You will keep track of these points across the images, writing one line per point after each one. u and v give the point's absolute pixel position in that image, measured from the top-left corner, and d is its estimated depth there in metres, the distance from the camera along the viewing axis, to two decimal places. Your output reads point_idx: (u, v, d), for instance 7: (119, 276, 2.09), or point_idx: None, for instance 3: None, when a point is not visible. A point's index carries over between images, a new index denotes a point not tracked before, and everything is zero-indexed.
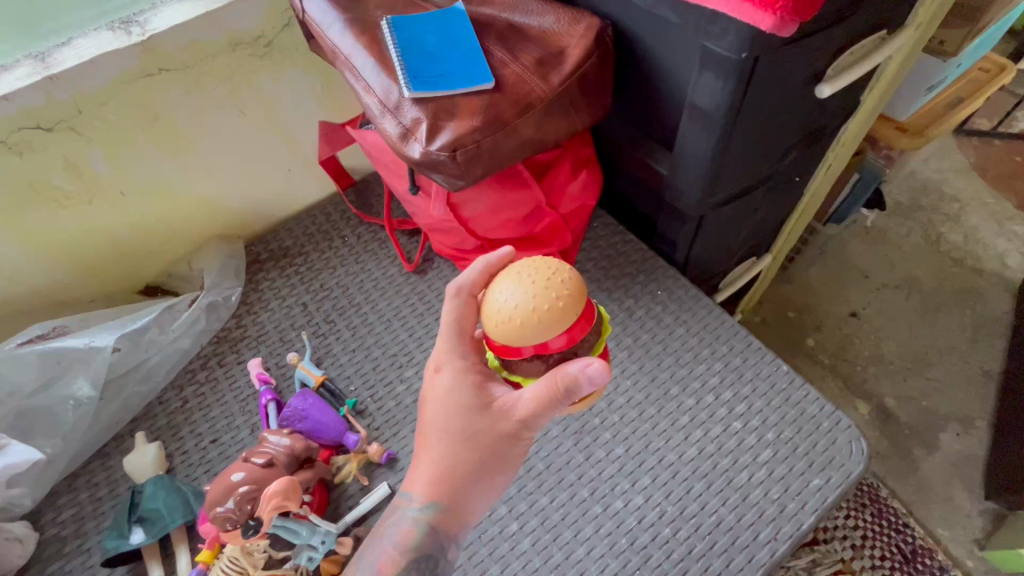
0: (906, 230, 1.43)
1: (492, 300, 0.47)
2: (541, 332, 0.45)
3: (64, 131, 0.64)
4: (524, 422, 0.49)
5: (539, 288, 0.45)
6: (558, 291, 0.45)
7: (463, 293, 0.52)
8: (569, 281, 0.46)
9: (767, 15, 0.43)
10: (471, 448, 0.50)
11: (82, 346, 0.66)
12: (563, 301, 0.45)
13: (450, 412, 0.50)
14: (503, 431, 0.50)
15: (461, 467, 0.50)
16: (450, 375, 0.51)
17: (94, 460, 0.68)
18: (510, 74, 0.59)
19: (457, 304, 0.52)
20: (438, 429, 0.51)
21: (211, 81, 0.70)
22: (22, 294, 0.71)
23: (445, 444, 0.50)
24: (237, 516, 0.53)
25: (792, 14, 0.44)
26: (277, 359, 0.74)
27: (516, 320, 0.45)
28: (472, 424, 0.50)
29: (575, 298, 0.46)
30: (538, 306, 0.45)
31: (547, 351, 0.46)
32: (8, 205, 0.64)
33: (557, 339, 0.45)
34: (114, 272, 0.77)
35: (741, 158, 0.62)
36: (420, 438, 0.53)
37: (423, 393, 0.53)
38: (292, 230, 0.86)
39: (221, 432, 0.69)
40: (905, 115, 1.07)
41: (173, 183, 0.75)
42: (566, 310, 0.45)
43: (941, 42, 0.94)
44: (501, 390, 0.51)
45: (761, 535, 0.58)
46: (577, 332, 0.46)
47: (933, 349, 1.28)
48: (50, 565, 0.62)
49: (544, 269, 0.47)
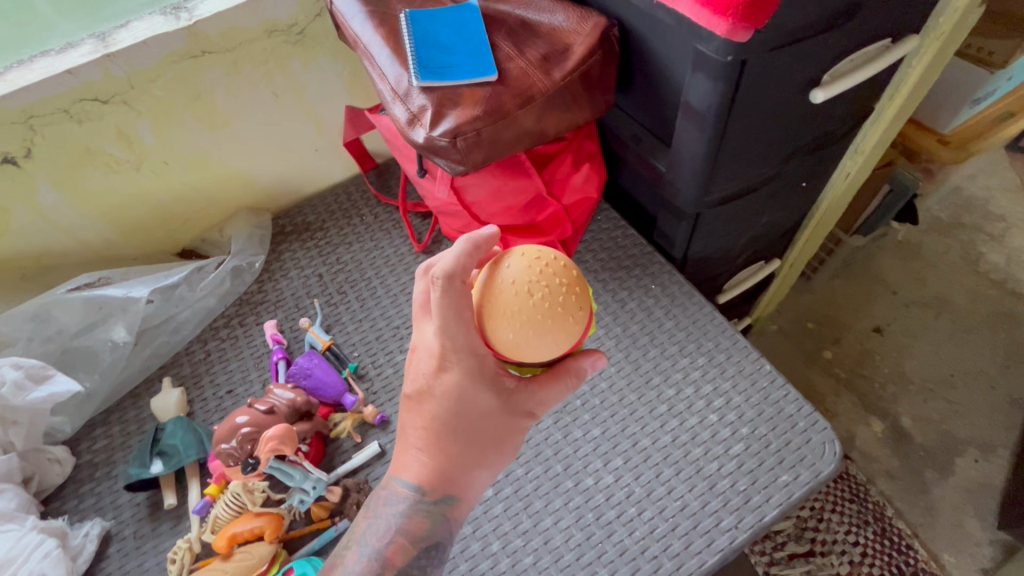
0: (943, 247, 1.38)
1: (501, 313, 0.46)
2: (567, 343, 0.47)
3: (117, 103, 0.71)
4: (535, 410, 0.53)
5: (551, 304, 0.45)
6: (573, 313, 0.46)
7: (455, 282, 0.47)
8: (579, 299, 0.47)
9: (721, 20, 0.46)
10: (486, 443, 0.52)
11: (121, 295, 0.74)
12: (580, 318, 0.47)
13: (463, 411, 0.50)
14: (517, 421, 0.52)
15: (471, 461, 0.52)
16: (459, 373, 0.48)
17: (126, 400, 0.76)
18: (515, 68, 0.63)
19: (451, 294, 0.47)
20: (449, 426, 0.50)
21: (248, 64, 0.77)
22: (76, 248, 0.80)
23: (457, 440, 0.51)
24: (239, 454, 0.60)
25: (747, 21, 0.46)
26: (291, 323, 0.81)
27: (530, 341, 0.46)
28: (490, 419, 0.51)
29: (584, 315, 0.48)
30: (554, 324, 0.45)
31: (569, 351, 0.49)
32: (68, 168, 0.73)
33: (568, 348, 0.48)
34: (155, 234, 0.86)
35: (736, 159, 0.64)
36: (423, 433, 0.51)
37: (425, 387, 0.50)
38: (316, 207, 0.92)
39: (236, 384, 0.76)
40: (947, 128, 1.05)
41: (210, 155, 0.82)
42: (583, 321, 0.47)
43: (990, 51, 0.92)
44: (513, 380, 0.51)
45: (723, 523, 0.60)
46: (585, 335, 0.49)
47: (958, 372, 1.24)
48: (83, 486, 0.70)
49: (556, 279, 0.46)
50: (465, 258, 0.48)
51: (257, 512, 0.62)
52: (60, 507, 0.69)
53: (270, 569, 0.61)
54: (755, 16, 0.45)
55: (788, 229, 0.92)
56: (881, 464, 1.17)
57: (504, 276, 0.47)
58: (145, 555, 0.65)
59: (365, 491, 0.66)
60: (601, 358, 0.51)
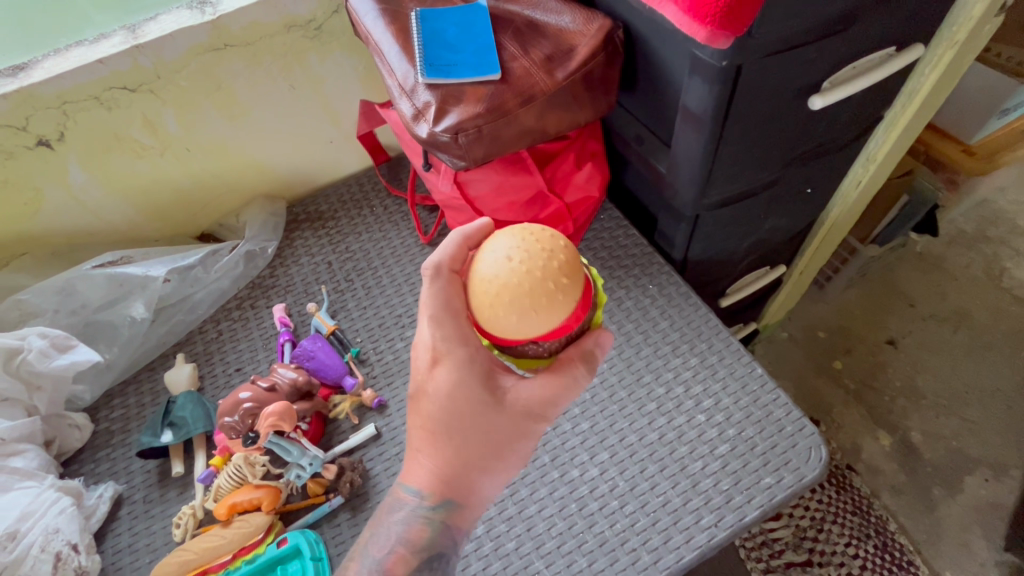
0: (965, 261, 1.35)
1: (479, 284, 0.46)
2: (555, 318, 0.45)
3: (144, 92, 0.75)
4: (538, 414, 0.53)
5: (530, 268, 0.44)
6: (554, 279, 0.44)
7: (443, 271, 0.51)
8: (563, 265, 0.45)
9: (700, 27, 0.47)
10: (487, 444, 0.52)
11: (140, 273, 0.79)
12: (567, 288, 0.45)
13: (462, 410, 0.51)
14: (518, 427, 0.53)
15: (474, 465, 0.53)
16: (451, 368, 0.50)
17: (142, 372, 0.81)
18: (518, 67, 0.65)
19: (439, 284, 0.50)
20: (444, 426, 0.51)
21: (268, 57, 0.80)
22: (103, 228, 0.85)
23: (454, 441, 0.52)
24: (240, 428, 0.63)
25: (725, 28, 0.47)
26: (299, 308, 0.84)
27: (512, 312, 0.44)
28: (485, 420, 0.52)
29: (572, 282, 0.45)
30: (534, 292, 0.44)
31: (561, 332, 0.46)
32: (98, 151, 0.77)
33: (561, 324, 0.45)
34: (176, 218, 0.90)
35: (735, 162, 0.64)
36: (423, 435, 0.53)
37: (421, 385, 0.52)
38: (329, 197, 0.96)
39: (245, 363, 0.80)
40: (974, 138, 1.05)
41: (230, 143, 0.86)
42: (571, 297, 0.45)
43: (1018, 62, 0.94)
44: (509, 380, 0.53)
45: (703, 520, 0.61)
46: (578, 310, 0.46)
47: (974, 389, 1.21)
48: (99, 451, 0.75)
49: (534, 243, 0.46)
50: (457, 247, 0.51)
51: (257, 484, 0.65)
52: (77, 469, 0.73)
53: (266, 538, 0.64)
54: (732, 23, 0.46)
55: (795, 234, 0.92)
56: (887, 479, 1.14)
57: (485, 255, 0.47)
58: (152, 518, 0.69)
59: (358, 470, 0.69)
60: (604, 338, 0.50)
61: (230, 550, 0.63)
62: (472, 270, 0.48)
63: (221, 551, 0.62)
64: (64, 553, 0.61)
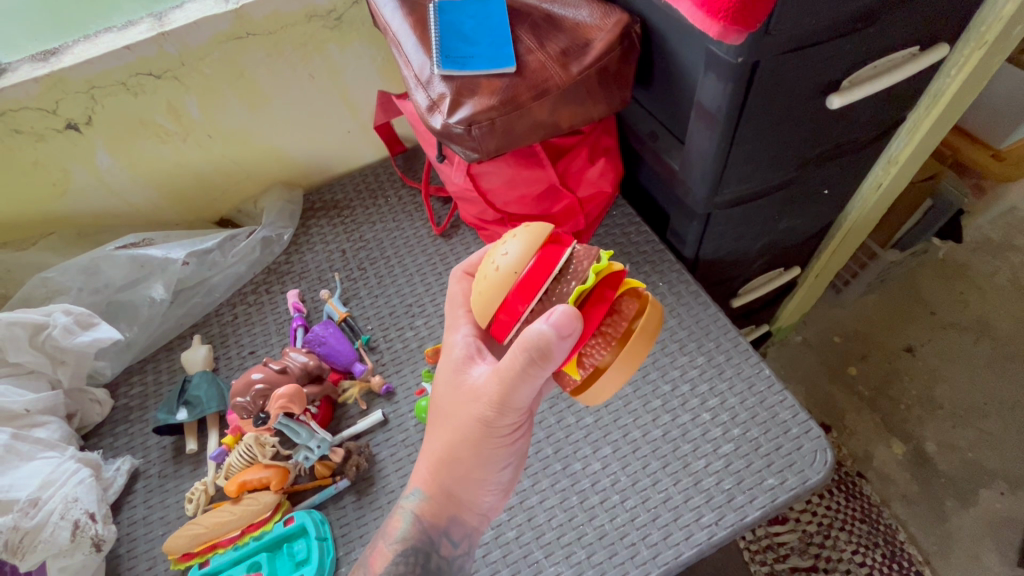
0: (990, 269, 1.31)
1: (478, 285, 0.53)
2: (497, 298, 0.47)
3: (169, 79, 0.77)
4: (492, 403, 0.51)
5: (487, 260, 0.49)
6: (497, 259, 0.48)
7: (457, 277, 0.59)
8: (512, 245, 0.47)
9: (712, 23, 0.47)
10: (453, 428, 0.53)
11: (161, 255, 0.81)
12: (504, 267, 0.47)
13: (444, 392, 0.55)
14: (475, 416, 0.52)
15: (444, 453, 0.54)
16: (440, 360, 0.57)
17: (160, 351, 0.83)
18: (534, 60, 0.65)
19: (452, 290, 0.59)
20: (432, 414, 0.56)
21: (289, 47, 0.81)
22: (127, 210, 0.88)
23: (434, 430, 0.55)
24: (251, 408, 0.66)
25: (738, 25, 0.46)
26: (312, 294, 0.86)
27: (477, 296, 0.49)
28: (452, 408, 0.54)
29: (514, 260, 0.47)
30: (484, 277, 0.49)
31: (519, 314, 0.47)
32: (123, 136, 0.79)
33: (513, 298, 0.47)
34: (197, 203, 0.92)
35: (749, 161, 0.64)
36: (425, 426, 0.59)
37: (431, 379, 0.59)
38: (345, 185, 0.98)
39: (258, 346, 0.82)
40: (1004, 142, 1.02)
41: (250, 131, 0.87)
42: (508, 274, 0.47)
43: None
44: (478, 370, 0.54)
45: (703, 518, 0.61)
46: (530, 284, 0.46)
47: (993, 400, 1.18)
48: (117, 426, 0.77)
49: (503, 234, 0.50)
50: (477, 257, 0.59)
51: (265, 464, 0.67)
52: (97, 442, 0.76)
53: (273, 516, 0.66)
54: (746, 19, 0.46)
55: (811, 236, 0.91)
56: (899, 488, 1.12)
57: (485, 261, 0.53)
58: (167, 492, 0.71)
59: (365, 454, 0.70)
60: (556, 311, 0.44)
61: (238, 526, 0.64)
62: None
63: (231, 526, 0.64)
64: (83, 522, 0.63)
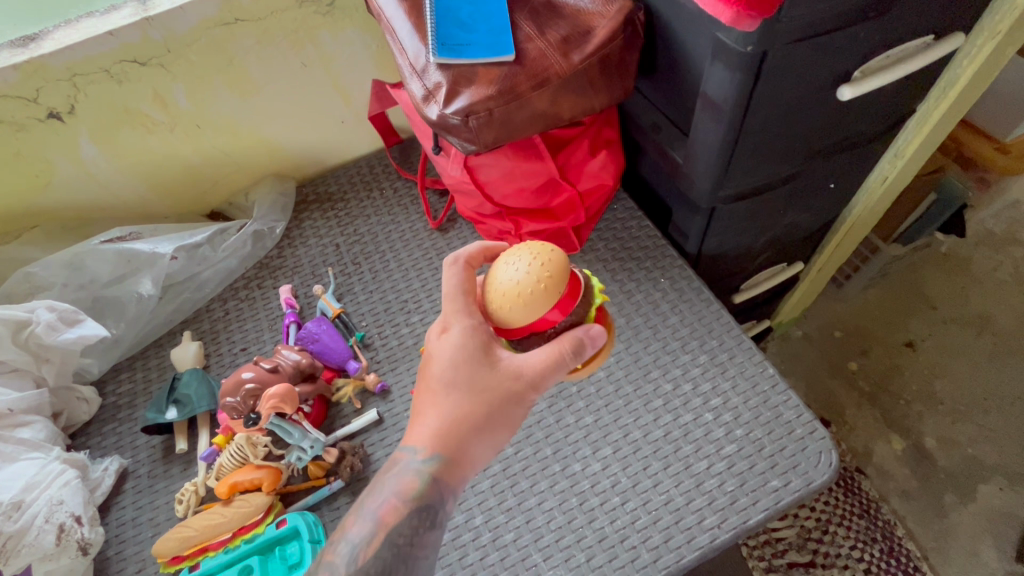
0: (992, 264, 1.30)
1: (493, 292, 0.49)
2: (540, 308, 0.47)
3: (154, 66, 0.74)
4: (533, 384, 0.50)
5: (523, 274, 0.48)
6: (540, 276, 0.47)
7: (459, 262, 0.54)
8: (550, 262, 0.48)
9: (726, 8, 0.45)
10: (486, 397, 0.50)
11: (148, 250, 0.78)
12: (549, 285, 0.47)
13: (458, 350, 0.50)
14: (513, 391, 0.50)
15: (462, 412, 0.50)
16: (458, 333, 0.51)
17: (149, 348, 0.81)
18: (533, 48, 0.62)
19: (455, 271, 0.54)
20: (446, 383, 0.50)
21: (280, 33, 0.78)
22: (114, 203, 0.85)
23: (455, 396, 0.50)
24: (242, 408, 0.64)
25: (751, 10, 0.44)
26: (305, 290, 0.84)
27: (512, 303, 0.48)
28: (485, 378, 0.50)
29: (555, 278, 0.48)
30: (519, 292, 0.47)
31: (551, 327, 0.50)
32: (107, 125, 0.77)
33: (551, 313, 0.48)
34: (186, 196, 0.90)
35: (756, 154, 0.62)
36: (425, 396, 0.52)
37: (429, 352, 0.52)
38: (339, 177, 0.95)
39: (250, 343, 0.80)
40: (1009, 136, 1.05)
41: (240, 121, 0.85)
42: (554, 291, 0.47)
43: None
44: (505, 352, 0.52)
45: (706, 521, 0.60)
46: (567, 303, 0.48)
47: (994, 396, 1.17)
48: (105, 425, 0.76)
49: (531, 249, 0.49)
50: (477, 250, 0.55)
51: (257, 464, 0.65)
52: (85, 442, 0.74)
53: (265, 518, 0.64)
54: (759, 3, 0.44)
55: (814, 231, 0.89)
56: (898, 484, 1.11)
57: (499, 270, 0.50)
58: (156, 493, 0.69)
59: (359, 454, 0.68)
60: (593, 330, 0.50)
61: (229, 529, 0.63)
62: (487, 287, 0.51)
63: (222, 529, 0.62)
64: (68, 525, 0.61)
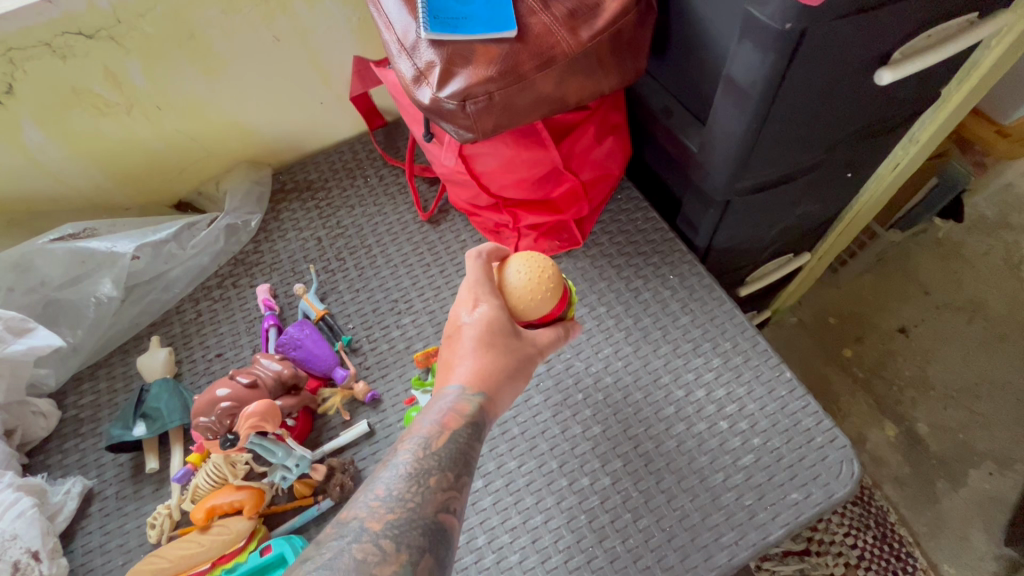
0: (985, 248, 1.26)
1: (506, 292, 0.49)
2: (549, 302, 0.49)
3: (103, 39, 0.65)
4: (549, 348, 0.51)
5: (535, 284, 0.48)
6: (546, 285, 0.49)
7: (482, 256, 0.51)
8: (553, 271, 0.49)
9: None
10: (522, 354, 0.49)
11: (104, 249, 0.71)
12: (557, 288, 0.49)
13: (490, 292, 0.49)
14: (540, 352, 0.50)
15: (501, 360, 0.48)
16: (494, 301, 0.49)
17: (114, 355, 0.74)
18: (537, 23, 0.55)
19: (477, 263, 0.50)
20: (485, 344, 0.48)
21: (247, 2, 0.70)
22: (66, 194, 0.76)
23: (494, 352, 0.48)
24: (217, 428, 0.57)
25: None
26: (286, 288, 0.77)
27: (527, 297, 0.49)
28: (518, 344, 0.48)
29: (556, 285, 0.50)
30: (528, 297, 0.49)
31: (553, 318, 0.52)
32: (53, 106, 0.68)
33: (554, 307, 0.50)
34: (149, 184, 0.82)
35: (778, 143, 0.57)
36: (458, 354, 0.49)
37: (461, 315, 0.49)
38: (319, 164, 0.87)
39: (226, 348, 0.73)
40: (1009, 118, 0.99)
41: (206, 102, 0.76)
42: (561, 288, 0.50)
43: None
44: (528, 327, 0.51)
45: (723, 538, 0.57)
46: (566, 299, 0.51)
47: (986, 381, 1.15)
48: (67, 441, 0.69)
49: (539, 259, 0.50)
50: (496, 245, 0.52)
51: (238, 485, 0.60)
52: (43, 461, 0.68)
53: (248, 544, 0.59)
54: None
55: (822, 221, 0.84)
56: (891, 470, 1.11)
57: (512, 277, 0.49)
58: (126, 516, 0.64)
59: (350, 472, 0.63)
60: (577, 325, 0.53)
61: (209, 557, 0.57)
62: (504, 287, 0.49)
63: (200, 559, 0.57)
64: (23, 563, 0.55)
